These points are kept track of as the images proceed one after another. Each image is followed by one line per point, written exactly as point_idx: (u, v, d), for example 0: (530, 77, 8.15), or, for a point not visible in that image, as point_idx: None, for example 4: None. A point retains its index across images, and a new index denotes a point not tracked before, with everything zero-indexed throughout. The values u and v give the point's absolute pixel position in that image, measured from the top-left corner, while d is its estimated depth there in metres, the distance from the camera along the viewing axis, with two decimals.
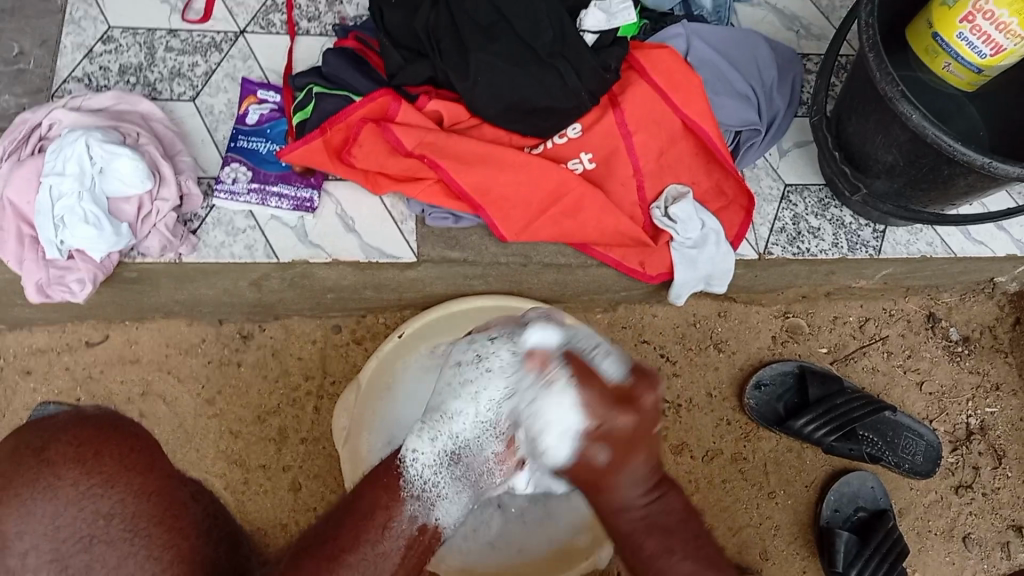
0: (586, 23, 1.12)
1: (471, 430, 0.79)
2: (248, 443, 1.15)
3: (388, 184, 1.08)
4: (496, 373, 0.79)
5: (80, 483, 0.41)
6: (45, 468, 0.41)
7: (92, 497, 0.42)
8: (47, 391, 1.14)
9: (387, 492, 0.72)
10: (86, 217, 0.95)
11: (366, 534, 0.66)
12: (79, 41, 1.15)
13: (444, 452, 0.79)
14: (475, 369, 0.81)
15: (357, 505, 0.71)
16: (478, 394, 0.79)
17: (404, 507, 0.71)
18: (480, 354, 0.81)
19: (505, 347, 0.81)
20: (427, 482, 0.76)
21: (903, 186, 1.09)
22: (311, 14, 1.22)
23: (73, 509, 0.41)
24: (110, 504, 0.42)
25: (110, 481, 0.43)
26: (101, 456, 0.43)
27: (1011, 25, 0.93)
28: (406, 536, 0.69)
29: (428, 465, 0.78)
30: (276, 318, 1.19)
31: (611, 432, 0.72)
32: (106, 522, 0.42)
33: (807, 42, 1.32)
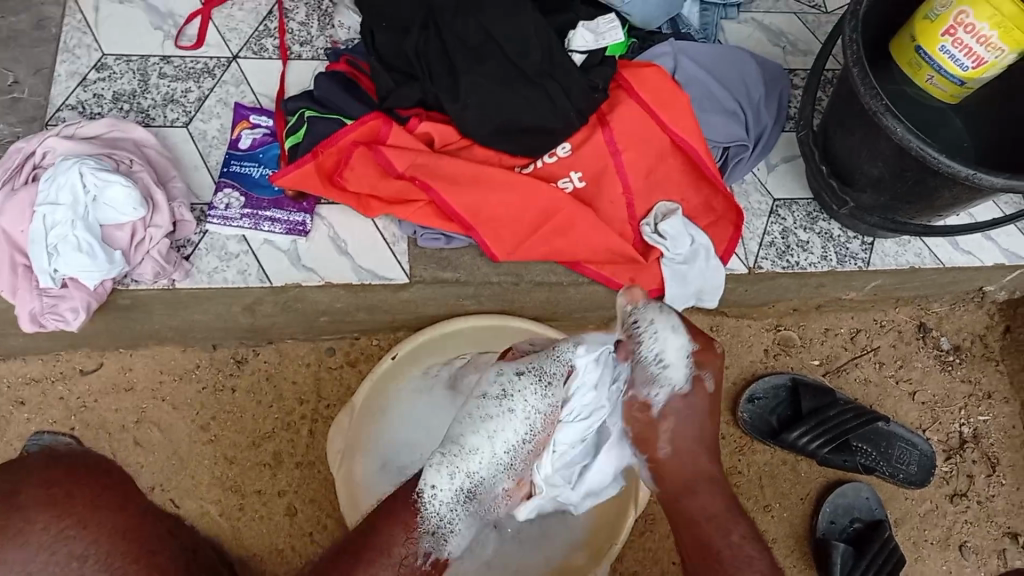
0: (575, 41, 1.14)
1: (490, 465, 0.77)
2: (242, 468, 1.15)
3: (380, 206, 1.09)
4: (519, 415, 0.79)
5: (49, 527, 0.56)
6: (16, 512, 0.57)
7: (64, 538, 0.57)
8: (41, 420, 1.13)
9: (402, 528, 0.75)
10: (79, 245, 0.95)
11: (382, 571, 0.72)
12: (74, 69, 1.16)
13: (463, 488, 0.76)
14: (499, 405, 0.79)
15: (367, 543, 0.74)
16: (502, 431, 0.78)
17: (420, 541, 0.75)
18: (507, 390, 0.80)
19: (533, 384, 0.80)
20: (443, 520, 0.76)
21: (890, 200, 1.10)
22: (302, 38, 1.24)
23: (46, 551, 0.56)
24: (82, 546, 0.57)
25: (82, 523, 0.57)
26: (71, 499, 0.58)
27: (991, 39, 0.95)
28: (420, 571, 0.75)
29: (446, 504, 0.76)
30: (270, 341, 1.20)
31: (705, 379, 0.85)
32: (75, 559, 0.56)
33: (793, 58, 1.34)
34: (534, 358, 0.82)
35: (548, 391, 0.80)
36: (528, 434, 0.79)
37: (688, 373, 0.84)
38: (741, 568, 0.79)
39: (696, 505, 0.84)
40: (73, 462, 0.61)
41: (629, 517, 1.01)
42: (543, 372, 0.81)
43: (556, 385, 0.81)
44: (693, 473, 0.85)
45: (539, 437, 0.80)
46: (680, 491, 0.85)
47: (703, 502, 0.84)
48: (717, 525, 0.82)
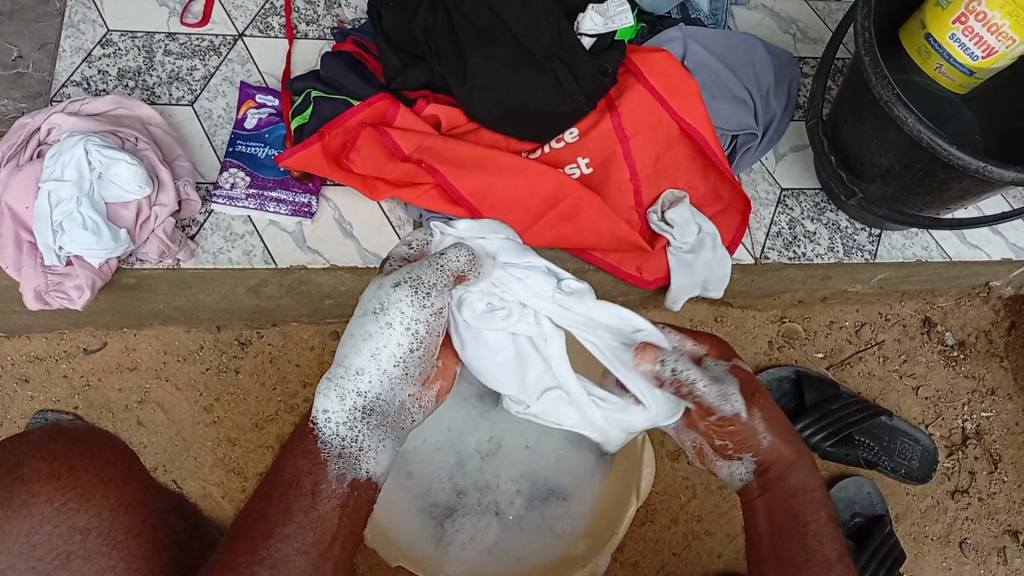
0: (585, 24, 1.13)
1: (382, 379, 0.73)
2: (245, 450, 1.15)
3: (386, 188, 1.09)
4: (397, 329, 0.72)
5: (53, 499, 0.55)
6: (21, 484, 0.55)
7: (69, 511, 0.56)
8: (45, 399, 1.14)
9: (308, 458, 0.70)
10: (85, 224, 0.95)
11: (297, 502, 0.67)
12: (78, 45, 1.15)
13: (357, 408, 0.72)
14: (373, 320, 0.72)
15: (280, 477, 0.69)
16: (379, 344, 0.72)
17: (328, 467, 0.70)
18: (381, 305, 0.73)
19: (410, 297, 0.73)
20: (347, 440, 0.72)
21: (898, 191, 1.09)
22: (308, 17, 1.22)
23: (50, 524, 0.55)
24: (85, 520, 0.56)
25: (84, 496, 0.57)
26: (73, 471, 0.57)
27: (1002, 28, 0.93)
28: (339, 496, 0.70)
29: (343, 424, 0.72)
30: (274, 324, 1.19)
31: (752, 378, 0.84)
32: (82, 536, 0.56)
33: (804, 46, 1.32)
34: (409, 268, 0.75)
35: (425, 301, 0.74)
36: (413, 341, 0.73)
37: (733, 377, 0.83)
38: (819, 540, 0.74)
39: (787, 485, 0.78)
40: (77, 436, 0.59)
41: (631, 506, 1.01)
42: (422, 286, 0.74)
43: (434, 294, 0.74)
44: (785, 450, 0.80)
45: (426, 344, 0.74)
46: (779, 470, 0.79)
47: (798, 477, 0.79)
48: (809, 499, 0.77)
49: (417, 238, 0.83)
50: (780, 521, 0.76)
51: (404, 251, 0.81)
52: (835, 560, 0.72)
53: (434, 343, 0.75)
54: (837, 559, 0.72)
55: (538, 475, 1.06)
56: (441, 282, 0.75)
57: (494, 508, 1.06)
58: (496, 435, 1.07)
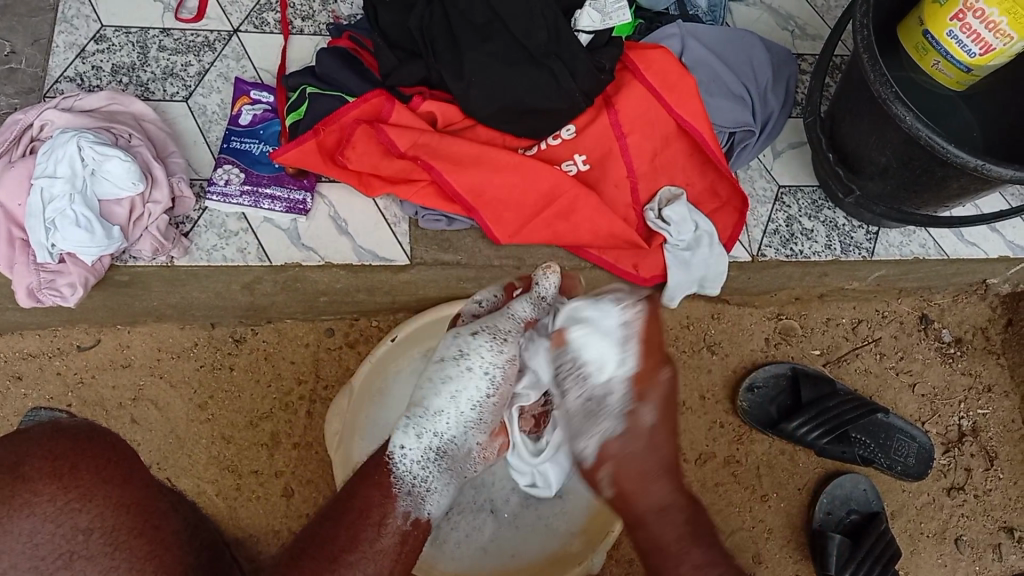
0: (580, 21, 1.12)
1: (457, 424, 0.80)
2: (240, 448, 1.15)
3: (381, 185, 1.08)
4: (477, 372, 0.81)
5: (56, 499, 0.56)
6: (22, 483, 0.56)
7: (70, 512, 0.56)
8: (37, 397, 1.13)
9: (379, 489, 0.73)
10: (77, 220, 0.94)
11: (363, 533, 0.68)
12: (71, 40, 1.14)
13: (430, 449, 0.79)
14: (455, 365, 0.81)
15: (349, 502, 0.72)
16: (457, 390, 0.80)
17: (397, 503, 0.72)
18: (463, 350, 0.82)
19: (490, 345, 0.82)
20: (417, 478, 0.76)
21: (896, 189, 1.09)
22: (304, 12, 1.22)
23: (52, 522, 0.56)
24: (87, 519, 0.57)
25: (86, 496, 0.57)
26: (75, 470, 0.58)
27: (1000, 24, 0.93)
28: (400, 532, 0.71)
29: (417, 462, 0.77)
30: (269, 321, 1.19)
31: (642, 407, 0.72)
32: (83, 537, 0.56)
33: (803, 43, 1.32)
34: (489, 319, 0.84)
35: (501, 348, 0.82)
36: (490, 386, 0.81)
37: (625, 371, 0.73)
38: None
39: (648, 533, 0.70)
40: (78, 433, 0.60)
41: None
42: (502, 337, 0.83)
43: (511, 343, 0.83)
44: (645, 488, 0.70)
45: (500, 389, 0.82)
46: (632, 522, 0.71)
47: (655, 496, 0.70)
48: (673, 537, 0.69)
49: (483, 299, 0.91)
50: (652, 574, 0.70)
51: (475, 306, 0.91)
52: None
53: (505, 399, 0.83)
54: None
55: None
56: (520, 335, 0.83)
57: (490, 506, 1.05)
58: None
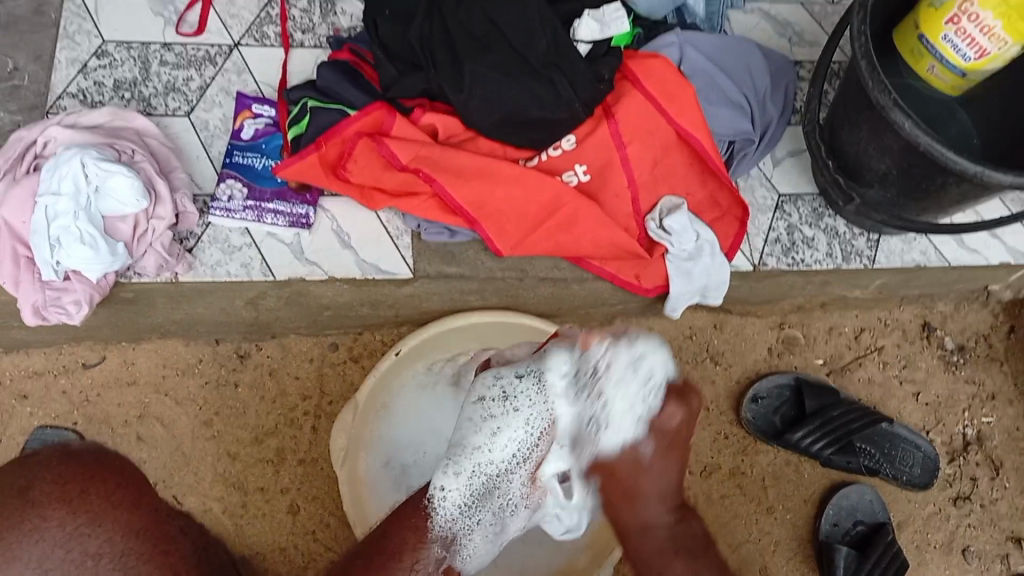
0: (580, 31, 1.13)
1: (499, 459, 0.81)
2: (245, 465, 1.15)
3: (384, 199, 1.09)
4: (522, 416, 0.82)
5: (65, 525, 0.46)
6: (30, 508, 0.46)
7: (79, 537, 0.46)
8: (44, 415, 1.13)
9: (414, 532, 0.71)
10: (82, 238, 0.94)
11: (397, 572, 0.66)
12: (74, 56, 1.15)
13: (471, 492, 0.79)
14: (499, 406, 0.83)
15: (384, 543, 0.70)
16: (506, 431, 0.81)
17: (432, 548, 0.71)
18: (507, 393, 0.84)
19: (532, 386, 0.83)
20: (450, 524, 0.76)
21: (897, 196, 1.09)
22: (304, 25, 1.22)
23: (61, 549, 0.45)
24: (98, 544, 0.46)
25: (95, 519, 0.46)
26: (85, 494, 0.47)
27: (995, 28, 0.94)
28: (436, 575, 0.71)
29: (454, 506, 0.77)
30: (273, 336, 1.19)
31: (675, 414, 0.76)
32: (94, 562, 0.45)
33: (801, 51, 1.32)
34: (533, 363, 0.86)
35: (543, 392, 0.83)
36: (532, 432, 0.82)
37: (637, 427, 0.75)
38: None
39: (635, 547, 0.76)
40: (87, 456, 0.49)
41: None
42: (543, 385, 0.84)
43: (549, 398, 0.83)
44: (639, 483, 0.75)
45: (544, 436, 0.82)
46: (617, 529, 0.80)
47: (642, 515, 0.76)
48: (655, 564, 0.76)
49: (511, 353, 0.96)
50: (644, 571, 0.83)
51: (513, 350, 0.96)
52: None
53: (550, 447, 0.83)
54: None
55: None
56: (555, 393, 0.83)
57: None
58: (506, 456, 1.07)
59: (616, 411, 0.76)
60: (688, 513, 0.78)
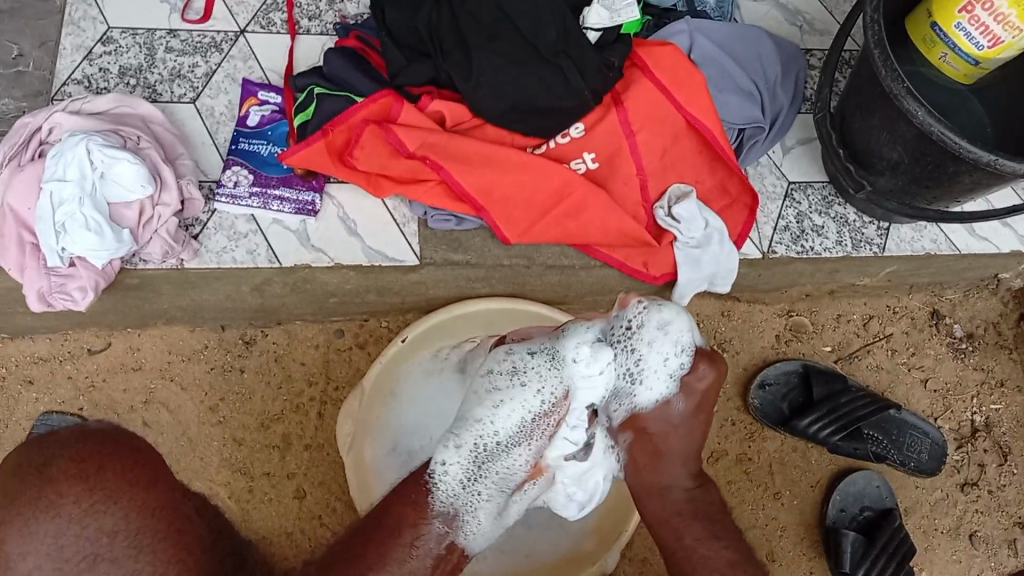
0: (590, 18, 1.11)
1: (500, 434, 0.82)
2: (251, 450, 1.15)
3: (390, 186, 1.08)
4: (528, 389, 0.83)
5: (82, 500, 0.42)
6: (47, 485, 0.42)
7: (94, 514, 0.42)
8: (49, 400, 1.13)
9: (412, 509, 0.78)
10: (87, 224, 0.94)
11: (393, 554, 0.74)
12: (79, 42, 1.14)
13: (472, 464, 0.81)
14: (507, 380, 0.84)
15: (383, 521, 0.77)
16: (512, 404, 0.83)
17: (432, 525, 0.78)
18: (516, 367, 0.85)
19: (542, 363, 0.84)
20: (452, 500, 0.80)
21: (907, 184, 1.08)
22: (310, 12, 1.21)
23: (75, 526, 0.41)
24: (114, 521, 0.42)
25: (112, 497, 0.42)
26: (102, 471, 0.42)
27: (1009, 16, 0.93)
28: (431, 556, 0.77)
29: (456, 483, 0.81)
30: (279, 322, 1.19)
31: (704, 377, 0.87)
32: (110, 539, 0.42)
33: (811, 37, 1.31)
34: (546, 340, 0.87)
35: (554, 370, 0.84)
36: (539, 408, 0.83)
37: (669, 387, 0.87)
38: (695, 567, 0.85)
39: (652, 508, 0.89)
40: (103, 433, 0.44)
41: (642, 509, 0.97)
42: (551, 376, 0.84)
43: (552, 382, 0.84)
44: (660, 445, 0.88)
45: (551, 413, 0.84)
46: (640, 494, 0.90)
47: (669, 475, 0.88)
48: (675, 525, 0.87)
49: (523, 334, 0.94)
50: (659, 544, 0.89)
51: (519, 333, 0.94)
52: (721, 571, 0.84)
53: (553, 431, 0.85)
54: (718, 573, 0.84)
55: None
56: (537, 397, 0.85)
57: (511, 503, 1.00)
58: None
59: (652, 370, 0.86)
60: (707, 479, 0.91)
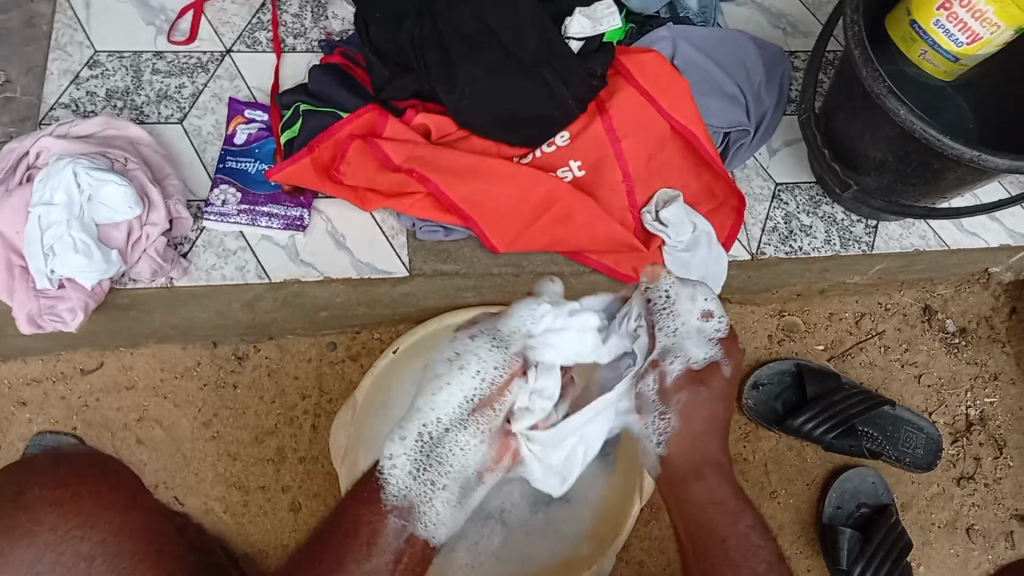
0: (572, 28, 1.12)
1: (444, 419, 0.82)
2: (245, 465, 1.13)
3: (378, 199, 1.08)
4: (468, 372, 0.84)
5: (57, 527, 0.53)
6: (25, 513, 0.53)
7: (71, 539, 0.53)
8: (42, 421, 1.11)
9: (368, 508, 0.77)
10: (76, 246, 0.95)
11: (352, 552, 0.72)
12: (66, 67, 1.15)
13: (420, 454, 0.81)
14: (448, 367, 0.85)
15: (340, 521, 0.76)
16: (451, 388, 0.83)
17: (388, 520, 0.76)
18: (458, 351, 0.86)
19: (487, 343, 0.85)
20: (405, 489, 0.80)
21: (893, 182, 1.09)
22: (296, 30, 1.23)
23: (52, 551, 0.52)
24: (90, 545, 0.53)
25: (89, 522, 0.54)
26: (78, 497, 0.55)
27: (987, 14, 0.93)
28: (394, 551, 0.75)
29: (405, 472, 0.80)
30: (271, 337, 1.18)
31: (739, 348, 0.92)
32: (87, 562, 0.53)
33: (794, 40, 1.32)
34: (489, 322, 0.88)
35: (498, 348, 0.85)
36: (483, 386, 0.83)
37: (712, 348, 0.90)
38: (746, 556, 0.78)
39: (706, 484, 0.83)
40: (76, 460, 0.57)
41: (634, 504, 0.95)
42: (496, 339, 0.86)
43: (507, 351, 0.85)
44: (713, 407, 0.87)
45: (496, 388, 0.83)
46: (686, 475, 0.84)
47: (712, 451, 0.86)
48: (724, 512, 0.81)
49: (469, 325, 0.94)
50: (700, 535, 0.80)
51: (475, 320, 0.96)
52: (761, 571, 0.77)
53: (503, 404, 0.83)
54: (764, 571, 0.77)
55: None
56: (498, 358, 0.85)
57: (500, 515, 1.00)
58: None
59: (687, 333, 0.90)
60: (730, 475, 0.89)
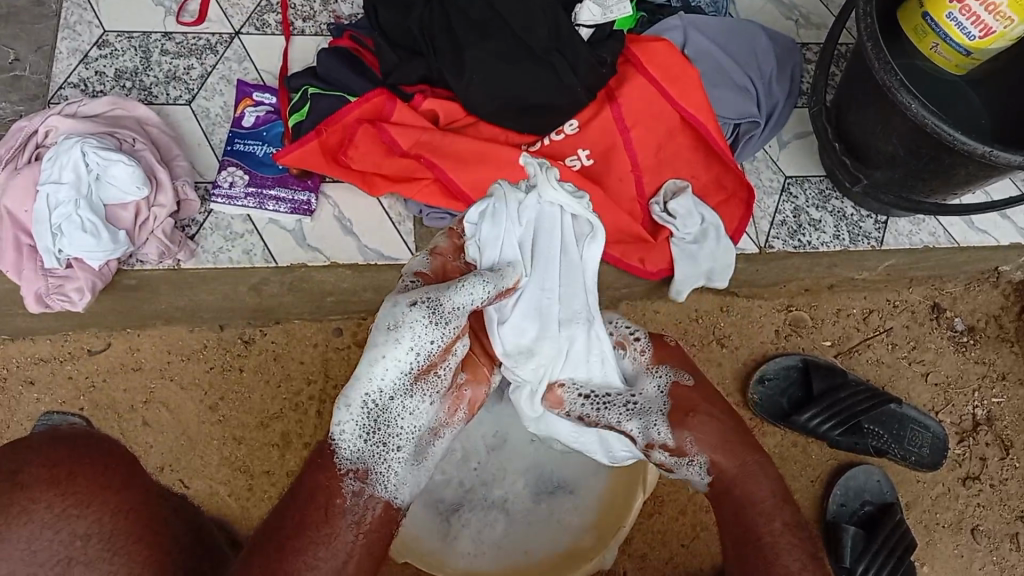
0: (582, 16, 1.11)
1: (387, 389, 0.67)
2: (250, 449, 1.12)
3: (385, 185, 1.09)
4: (406, 345, 0.66)
5: (53, 506, 0.50)
6: (18, 491, 0.49)
7: (68, 518, 0.50)
8: (50, 401, 1.11)
9: (321, 471, 0.67)
10: (83, 225, 0.95)
11: (308, 534, 0.63)
12: (75, 46, 1.15)
13: (371, 422, 0.67)
14: (381, 335, 0.66)
15: (296, 492, 0.66)
16: (388, 360, 0.66)
17: (345, 480, 0.66)
18: (394, 323, 0.66)
19: (427, 317, 0.66)
20: (360, 454, 0.67)
21: (904, 177, 1.08)
22: (305, 13, 1.21)
23: (49, 530, 0.49)
24: (86, 525, 0.50)
25: (84, 502, 0.51)
26: (73, 477, 0.52)
27: (1000, 6, 0.92)
28: (355, 513, 0.65)
29: (356, 442, 0.67)
30: (277, 321, 1.15)
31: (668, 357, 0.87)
32: (82, 542, 0.50)
33: (807, 32, 1.30)
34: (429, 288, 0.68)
35: (439, 320, 0.67)
36: (424, 355, 0.67)
37: (663, 377, 0.85)
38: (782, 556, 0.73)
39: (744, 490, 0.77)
40: (75, 438, 0.54)
41: (637, 499, 0.95)
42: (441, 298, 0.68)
43: (451, 317, 0.68)
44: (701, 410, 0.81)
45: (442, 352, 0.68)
46: (727, 485, 0.79)
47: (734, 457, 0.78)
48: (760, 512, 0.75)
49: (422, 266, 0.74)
50: (739, 535, 0.76)
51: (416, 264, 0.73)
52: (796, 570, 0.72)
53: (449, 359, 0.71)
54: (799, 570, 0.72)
55: (545, 468, 1.01)
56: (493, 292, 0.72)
57: (502, 504, 1.00)
58: (501, 429, 1.03)
59: (644, 402, 0.83)
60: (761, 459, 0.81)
